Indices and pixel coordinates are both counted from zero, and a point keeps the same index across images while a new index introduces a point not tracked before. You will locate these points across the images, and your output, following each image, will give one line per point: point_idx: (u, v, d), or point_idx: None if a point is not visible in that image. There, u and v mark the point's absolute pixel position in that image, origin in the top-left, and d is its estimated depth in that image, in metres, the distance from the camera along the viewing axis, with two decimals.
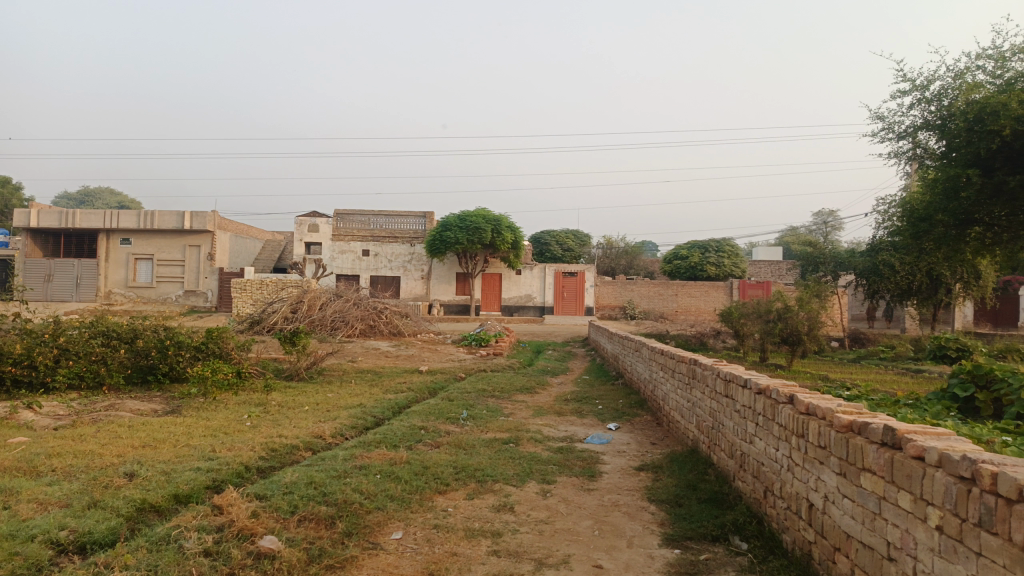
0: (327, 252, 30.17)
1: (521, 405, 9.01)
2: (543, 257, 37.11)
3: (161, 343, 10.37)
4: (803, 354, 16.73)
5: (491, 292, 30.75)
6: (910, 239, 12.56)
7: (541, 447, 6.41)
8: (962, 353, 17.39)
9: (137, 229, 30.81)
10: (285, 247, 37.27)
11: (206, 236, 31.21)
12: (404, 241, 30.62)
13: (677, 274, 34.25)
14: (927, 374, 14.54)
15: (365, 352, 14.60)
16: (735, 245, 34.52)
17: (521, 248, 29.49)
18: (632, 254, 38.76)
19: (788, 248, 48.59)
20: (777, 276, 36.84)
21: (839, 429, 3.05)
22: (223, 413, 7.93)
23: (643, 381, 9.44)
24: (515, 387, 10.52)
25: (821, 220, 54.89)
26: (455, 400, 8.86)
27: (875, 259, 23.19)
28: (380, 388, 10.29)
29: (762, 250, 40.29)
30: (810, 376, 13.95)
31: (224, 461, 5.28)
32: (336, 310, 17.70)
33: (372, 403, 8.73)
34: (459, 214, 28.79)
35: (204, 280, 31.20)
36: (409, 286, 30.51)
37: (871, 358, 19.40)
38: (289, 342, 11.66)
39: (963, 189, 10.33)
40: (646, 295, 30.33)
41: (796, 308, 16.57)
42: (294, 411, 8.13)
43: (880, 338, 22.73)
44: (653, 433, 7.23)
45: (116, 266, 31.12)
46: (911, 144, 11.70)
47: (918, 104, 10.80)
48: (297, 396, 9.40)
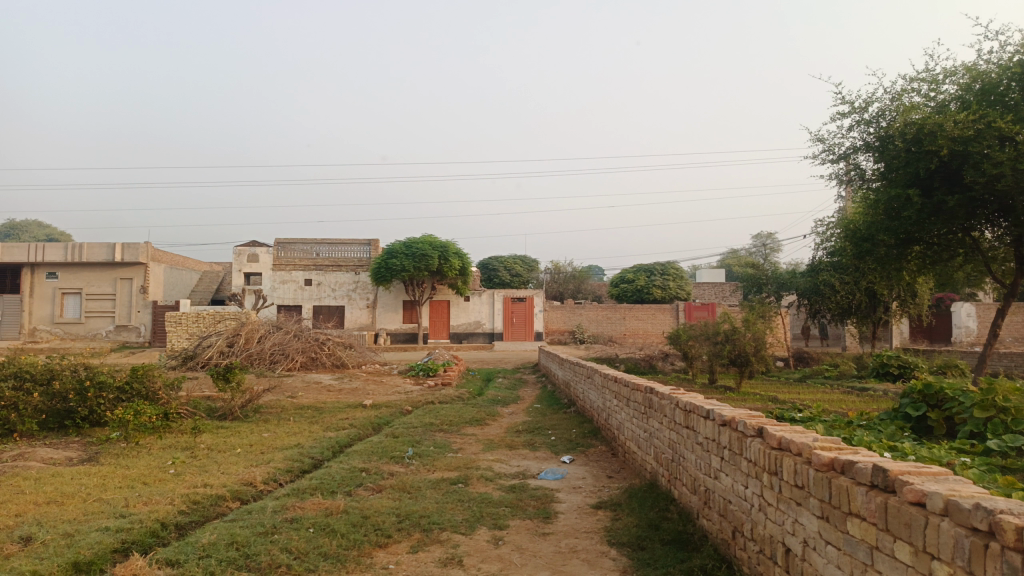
0: (268, 282, 29.24)
1: (470, 439, 8.59)
2: (491, 283, 36.79)
3: (80, 384, 9.61)
4: (751, 375, 16.69)
5: (439, 319, 30.22)
6: (854, 258, 12.70)
7: (491, 486, 6.00)
8: (903, 370, 17.71)
9: (64, 262, 29.31)
10: (224, 278, 36.06)
11: (139, 268, 29.91)
12: (348, 269, 29.92)
13: (624, 297, 34.37)
14: (872, 392, 14.66)
15: (306, 387, 13.95)
16: (680, 267, 34.89)
17: (468, 274, 29.11)
18: (579, 278, 38.78)
19: (730, 270, 49.50)
20: (721, 297, 37.36)
21: (818, 468, 2.77)
22: (145, 460, 7.29)
23: (596, 409, 9.13)
24: (464, 419, 10.08)
25: (760, 242, 56.19)
26: (400, 436, 8.38)
27: (816, 279, 23.61)
28: (320, 426, 9.73)
29: (706, 272, 40.60)
30: (760, 398, 13.88)
31: (138, 518, 4.72)
32: (276, 342, 16.99)
33: (311, 443, 8.18)
34: (404, 241, 28.32)
35: (137, 314, 29.84)
36: (354, 316, 29.75)
37: (816, 377, 19.60)
38: (223, 378, 10.99)
39: (904, 208, 10.46)
40: (594, 320, 30.26)
41: (743, 330, 16.59)
42: (224, 455, 7.53)
43: (824, 357, 23.05)
44: (608, 465, 6.90)
45: (42, 301, 29.51)
46: (851, 165, 11.84)
47: (857, 126, 10.94)
48: (229, 437, 8.78)
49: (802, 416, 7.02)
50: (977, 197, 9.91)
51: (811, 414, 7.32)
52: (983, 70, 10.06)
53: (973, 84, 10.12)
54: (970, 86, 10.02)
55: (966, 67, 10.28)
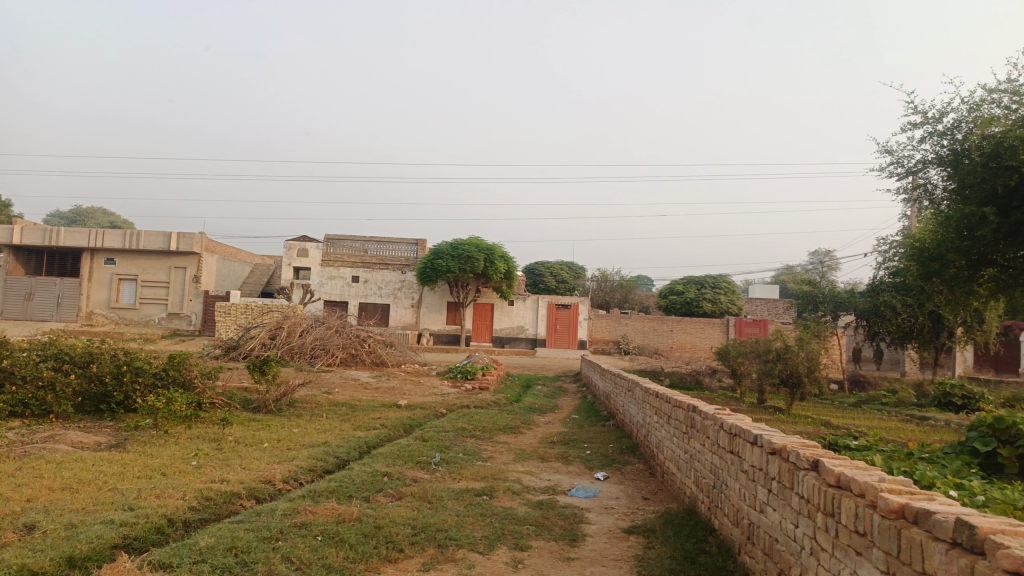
0: (316, 277, 29.48)
1: (502, 448, 8.26)
2: (537, 289, 36.48)
3: (117, 369, 9.61)
4: (802, 397, 15.94)
5: (483, 322, 30.01)
6: (920, 279, 11.96)
7: (518, 500, 5.67)
8: (967, 401, 16.74)
9: (122, 248, 30.07)
10: (274, 271, 36.60)
11: (193, 257, 30.50)
12: (395, 268, 29.95)
13: (672, 310, 33.63)
14: (933, 422, 13.84)
15: (343, 384, 13.86)
16: (732, 281, 33.98)
17: (513, 279, 28.83)
18: (627, 288, 38.16)
19: (784, 287, 48.16)
20: (774, 314, 36.29)
21: (886, 514, 2.34)
22: (170, 449, 7.16)
23: (636, 424, 8.70)
24: (498, 426, 9.76)
25: (817, 260, 54.52)
26: (430, 440, 8.10)
27: (876, 300, 22.58)
28: (351, 424, 9.54)
29: (759, 287, 39.59)
30: (811, 421, 13.20)
31: (145, 512, 4.52)
32: (317, 337, 16.98)
33: (338, 442, 7.98)
34: (452, 243, 28.24)
35: (189, 303, 30.44)
36: (399, 315, 29.79)
37: (871, 403, 18.68)
38: (258, 371, 10.93)
39: (978, 227, 9.74)
40: (640, 331, 29.68)
41: (796, 349, 15.88)
42: (250, 449, 7.38)
43: (881, 382, 22.02)
44: (645, 485, 6.50)
45: (99, 285, 30.32)
46: (922, 179, 11.14)
47: (929, 139, 10.28)
48: (258, 431, 8.65)
49: (858, 444, 6.49)
50: None
51: (868, 443, 6.79)
52: None
53: None
54: None
55: None
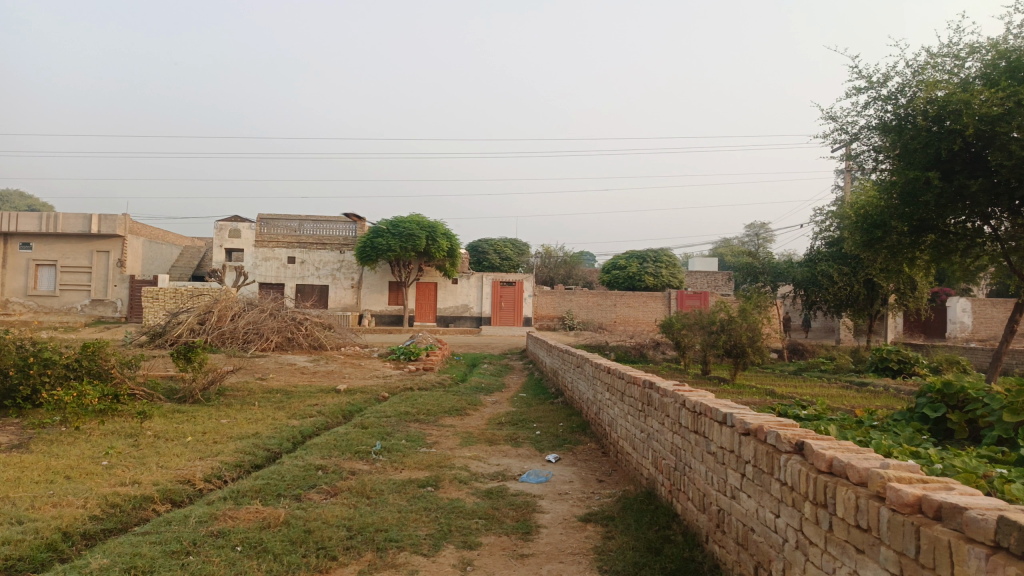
0: (249, 259, 28.36)
1: (447, 432, 7.81)
2: (480, 266, 35.99)
3: (23, 361, 8.75)
4: (747, 367, 15.97)
5: (426, 302, 29.42)
6: (861, 247, 12.01)
7: (465, 490, 5.26)
8: (903, 365, 17.13)
9: (38, 233, 28.25)
10: (205, 254, 35.10)
11: (116, 240, 28.87)
12: (333, 248, 28.97)
13: (615, 284, 33.66)
14: (873, 389, 14.02)
15: (278, 369, 13.18)
16: (673, 255, 34.18)
17: (456, 256, 28.26)
18: (570, 264, 38.02)
19: (722, 260, 49.02)
20: (714, 287, 36.76)
21: (897, 508, 2.00)
22: (78, 448, 6.46)
23: (586, 401, 8.36)
24: (442, 408, 9.31)
25: (753, 233, 55.61)
26: (370, 427, 7.59)
27: (814, 270, 22.86)
28: (286, 412, 8.94)
29: (699, 261, 40.03)
30: (758, 391, 13.20)
31: (35, 526, 3.90)
32: (250, 321, 16.17)
33: (270, 433, 7.40)
34: (391, 220, 27.46)
35: (114, 288, 28.86)
36: (338, 296, 28.91)
37: (812, 371, 18.94)
38: (184, 359, 10.20)
39: (923, 192, 9.73)
40: (584, 306, 29.55)
41: (740, 319, 15.88)
42: (171, 445, 6.74)
43: (819, 349, 22.42)
44: (598, 466, 6.17)
45: (15, 272, 28.47)
46: (865, 144, 11.08)
47: (874, 104, 10.17)
48: (182, 424, 7.98)
49: (810, 414, 6.29)
50: (1003, 182, 9.22)
51: (820, 412, 6.60)
52: (1011, 47, 9.29)
53: (999, 62, 9.33)
54: (995, 65, 9.26)
55: (992, 43, 9.52)
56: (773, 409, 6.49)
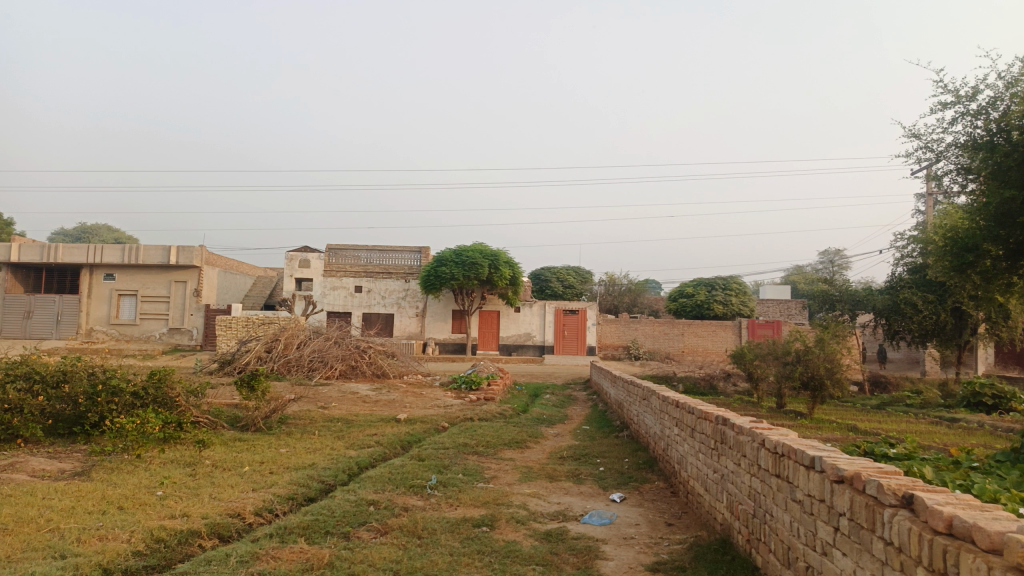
0: (318, 288, 28.85)
1: (507, 466, 7.49)
2: (544, 295, 35.73)
3: (92, 388, 8.89)
4: (826, 400, 15.06)
5: (489, 330, 29.28)
6: (950, 273, 11.19)
7: (523, 531, 4.93)
8: (999, 401, 15.87)
9: (121, 264, 29.50)
10: (276, 284, 36.00)
11: (192, 271, 29.89)
12: (398, 277, 29.24)
13: (683, 313, 32.83)
14: (966, 426, 13.02)
15: (341, 397, 13.14)
16: (743, 282, 33.14)
17: (519, 285, 28.09)
18: (635, 292, 37.35)
19: (796, 287, 47.39)
20: (786, 315, 35.41)
21: None
22: (136, 477, 6.42)
23: (653, 436, 7.91)
24: (502, 440, 9.01)
25: (827, 259, 53.67)
26: (427, 459, 7.35)
27: (896, 297, 21.62)
28: (345, 442, 8.81)
29: (770, 288, 38.75)
30: (838, 426, 12.39)
31: (76, 562, 3.78)
32: (315, 349, 16.30)
33: (326, 464, 7.24)
34: (455, 249, 27.53)
35: (190, 317, 29.79)
36: (403, 324, 29.09)
37: (896, 405, 17.80)
38: (247, 386, 10.24)
39: (1019, 213, 9.01)
40: (650, 335, 28.84)
41: (817, 349, 15.05)
42: (228, 475, 6.65)
43: (904, 382, 21.15)
44: (666, 508, 5.73)
45: (99, 302, 29.75)
46: (952, 162, 10.37)
47: (962, 119, 9.50)
48: (241, 453, 7.93)
49: (899, 453, 5.73)
50: None
51: (912, 452, 6.02)
52: None
53: None
54: None
55: None
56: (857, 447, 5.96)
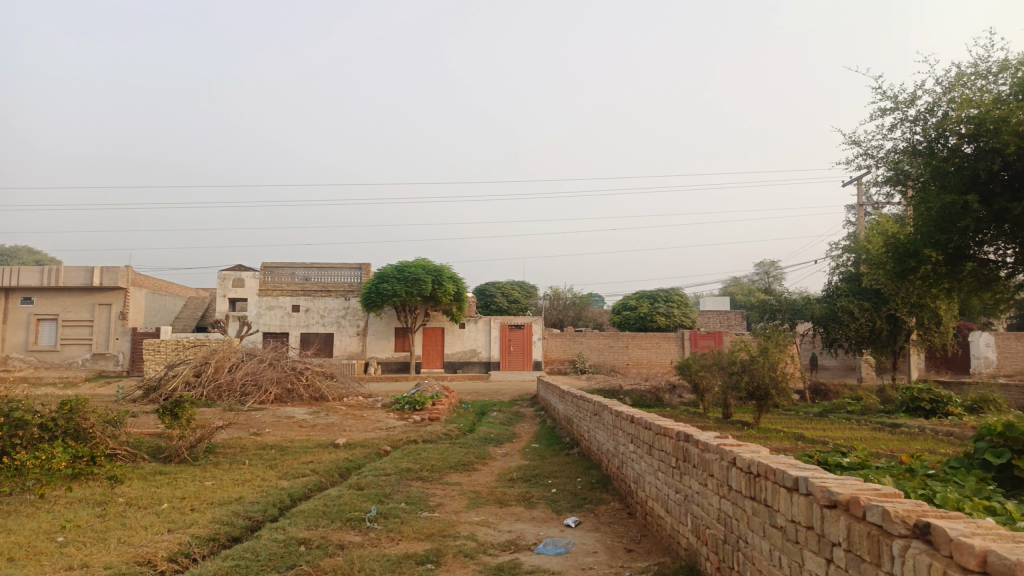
0: (253, 308, 27.75)
1: (453, 491, 7.03)
2: (487, 310, 35.31)
3: None
4: (773, 409, 15.03)
5: (433, 348, 28.69)
6: (893, 279, 11.26)
7: (472, 567, 4.48)
8: (937, 405, 16.16)
9: (40, 286, 27.80)
10: (209, 305, 34.59)
11: (118, 292, 28.39)
12: (338, 295, 28.40)
13: (626, 325, 32.90)
14: (909, 431, 13.16)
15: (275, 422, 12.42)
16: (684, 294, 33.43)
17: (463, 300, 27.60)
18: (579, 306, 37.31)
19: (734, 298, 48.37)
20: (727, 326, 35.89)
21: None
22: (35, 520, 5.69)
23: (606, 453, 7.56)
24: (448, 463, 8.53)
25: (763, 270, 54.98)
26: (367, 488, 6.81)
27: (834, 305, 21.97)
28: (278, 472, 8.19)
29: (710, 299, 39.31)
30: (786, 436, 12.32)
31: None
32: (248, 372, 15.50)
33: (255, 497, 6.63)
34: (396, 265, 26.93)
35: (116, 341, 28.26)
36: (343, 344, 28.24)
37: (839, 412, 17.97)
38: (171, 415, 9.48)
39: (960, 217, 9.09)
40: (595, 348, 28.74)
41: (761, 358, 15.03)
42: (144, 514, 6.00)
43: (843, 389, 21.50)
44: (624, 531, 5.36)
45: (15, 327, 27.95)
46: (891, 169, 10.47)
47: (901, 126, 9.57)
48: (160, 488, 7.25)
49: (854, 463, 5.54)
50: None
51: (866, 460, 5.85)
52: None
53: None
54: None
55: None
56: (811, 458, 5.76)
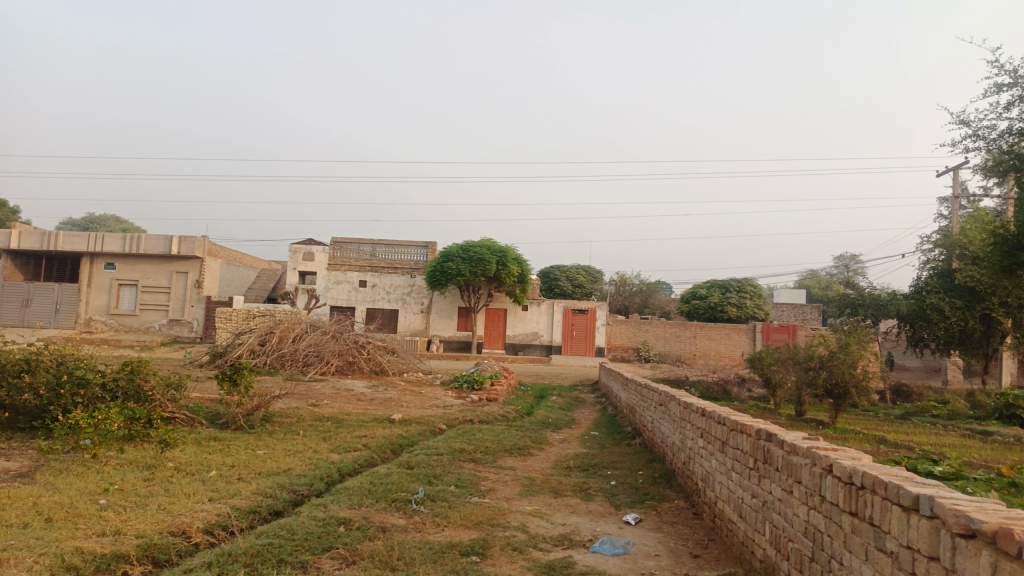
0: (322, 282, 28.11)
1: (506, 477, 6.66)
2: (552, 293, 34.88)
3: (57, 380, 8.10)
4: (851, 409, 14.12)
5: (495, 329, 28.48)
6: (999, 275, 10.24)
7: (521, 562, 4.09)
8: None
9: (122, 253, 28.83)
10: (280, 277, 35.31)
11: (194, 261, 29.18)
12: (404, 272, 28.46)
13: (695, 315, 31.93)
14: (1003, 440, 12.11)
15: (334, 395, 12.35)
16: (758, 285, 32.16)
17: (528, 282, 27.24)
18: (646, 293, 36.46)
19: (809, 292, 46.48)
20: (801, 320, 34.40)
21: None
22: (83, 480, 5.61)
23: (671, 446, 7.07)
24: (503, 447, 8.18)
25: (842, 264, 52.72)
26: (416, 467, 6.53)
27: (922, 302, 20.59)
28: (331, 445, 8.01)
29: (784, 291, 37.78)
30: (866, 439, 11.49)
31: None
32: (311, 343, 15.56)
33: (303, 470, 6.43)
34: (462, 244, 26.73)
35: (191, 308, 29.10)
36: (408, 321, 28.33)
37: (922, 415, 16.85)
38: (229, 381, 9.44)
39: None
40: (661, 337, 27.98)
41: (841, 354, 14.11)
42: (190, 481, 5.86)
43: (927, 392, 20.19)
44: (690, 534, 4.89)
45: (99, 291, 29.09)
46: (1004, 153, 9.49)
47: (1019, 104, 8.60)
48: (212, 455, 7.15)
49: (954, 474, 4.91)
50: None
51: (962, 470, 5.21)
52: None
53: None
54: None
55: None
56: (899, 464, 5.17)
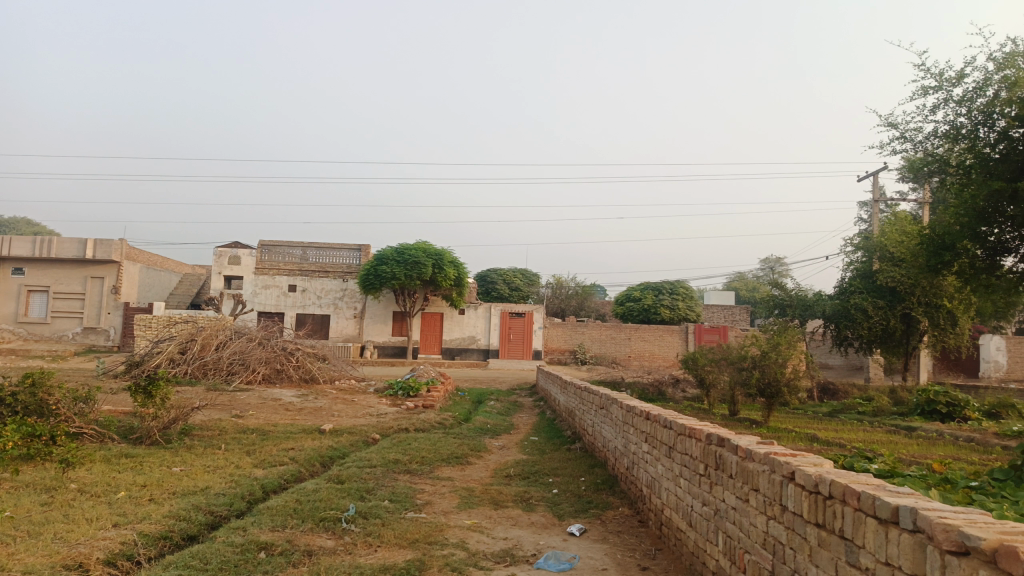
0: (249, 287, 27.06)
1: (443, 488, 6.33)
2: (488, 297, 34.59)
3: None
4: (782, 408, 14.32)
5: (430, 333, 28.00)
6: (925, 273, 10.51)
7: None
8: (953, 409, 15.44)
9: (32, 257, 27.09)
10: (205, 282, 33.91)
11: (111, 266, 27.67)
12: (336, 276, 27.67)
13: (630, 317, 32.20)
14: (927, 435, 12.49)
15: (260, 404, 11.73)
16: (690, 287, 32.66)
17: (463, 286, 26.86)
18: (582, 295, 36.58)
19: (738, 294, 47.70)
20: (731, 321, 35.13)
21: None
22: None
23: (613, 451, 6.87)
24: (440, 456, 7.85)
25: (768, 266, 54.31)
26: (347, 481, 6.13)
27: (847, 302, 21.16)
28: (256, 459, 7.51)
29: (715, 293, 38.55)
30: (800, 437, 11.62)
31: None
32: (236, 351, 14.83)
33: (222, 488, 5.95)
34: (397, 247, 26.18)
35: (108, 316, 27.56)
36: (340, 326, 27.56)
37: (849, 412, 17.31)
38: (144, 392, 8.79)
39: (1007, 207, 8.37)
40: (597, 339, 28.07)
41: (773, 354, 14.26)
42: (92, 505, 5.30)
43: (853, 390, 20.80)
44: (636, 544, 4.68)
45: (6, 298, 27.24)
46: (929, 155, 9.75)
47: (946, 105, 8.81)
48: (121, 474, 6.56)
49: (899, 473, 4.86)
50: None
51: (899, 466, 5.20)
52: None
53: None
54: None
55: None
56: (839, 462, 5.10)
